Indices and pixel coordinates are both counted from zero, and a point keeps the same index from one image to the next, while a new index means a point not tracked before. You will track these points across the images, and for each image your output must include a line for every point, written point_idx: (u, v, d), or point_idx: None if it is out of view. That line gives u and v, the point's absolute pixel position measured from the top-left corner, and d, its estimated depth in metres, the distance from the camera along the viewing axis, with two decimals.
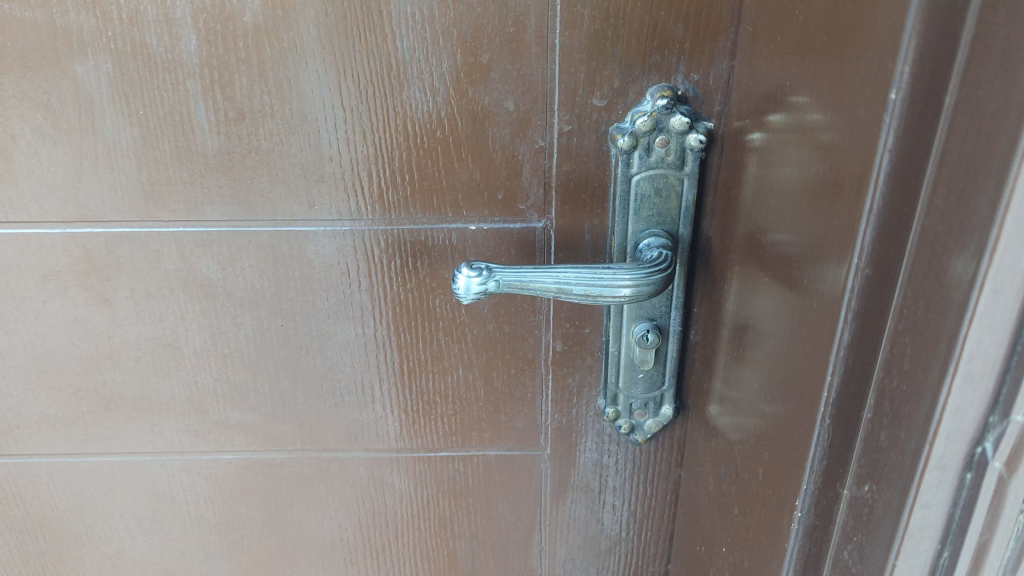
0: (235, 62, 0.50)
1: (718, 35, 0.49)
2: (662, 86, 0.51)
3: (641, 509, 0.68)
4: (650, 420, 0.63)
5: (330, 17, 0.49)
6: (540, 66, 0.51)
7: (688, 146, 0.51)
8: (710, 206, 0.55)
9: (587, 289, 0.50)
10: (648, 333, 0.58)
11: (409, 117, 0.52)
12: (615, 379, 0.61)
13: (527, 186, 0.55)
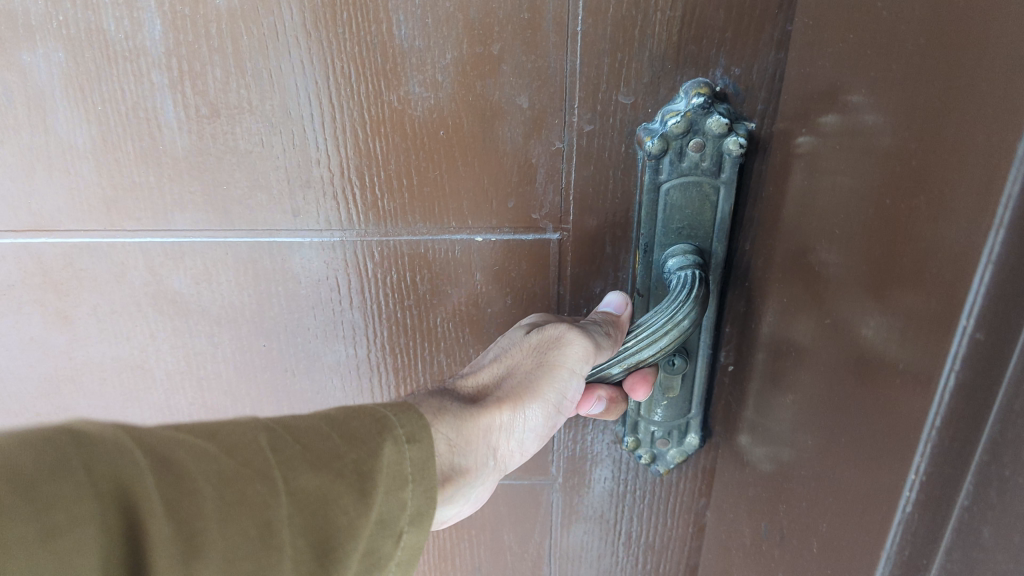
0: (207, 51, 0.43)
1: (764, 24, 0.43)
2: (700, 82, 0.44)
3: (660, 544, 0.62)
4: (673, 449, 0.57)
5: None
6: (559, 58, 0.44)
7: (726, 150, 0.45)
8: (749, 216, 0.48)
9: (622, 363, 0.46)
10: (675, 358, 0.51)
11: (408, 115, 0.46)
12: (636, 407, 0.55)
13: (542, 194, 0.48)
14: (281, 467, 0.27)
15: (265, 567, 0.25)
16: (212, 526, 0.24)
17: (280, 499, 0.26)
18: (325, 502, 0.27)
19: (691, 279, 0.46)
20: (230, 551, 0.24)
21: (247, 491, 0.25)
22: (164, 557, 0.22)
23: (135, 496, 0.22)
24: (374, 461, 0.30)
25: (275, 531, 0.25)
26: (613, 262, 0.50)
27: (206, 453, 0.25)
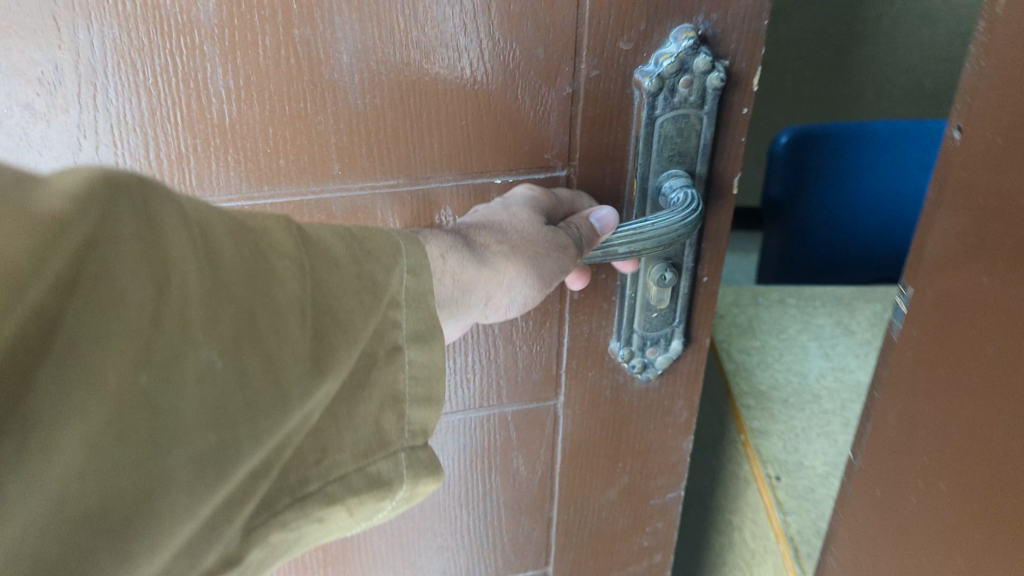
0: (258, 21, 0.47)
1: None
2: (688, 27, 0.52)
3: (644, 446, 0.72)
4: (661, 356, 0.65)
5: None
6: (571, 12, 0.50)
7: (709, 84, 0.53)
8: (726, 140, 0.57)
9: (629, 246, 0.53)
10: (666, 272, 0.60)
11: (438, 71, 0.51)
12: (630, 321, 0.63)
13: (554, 136, 0.55)
14: (308, 262, 0.39)
15: (279, 319, 0.36)
16: (235, 279, 0.34)
17: (296, 279, 0.37)
18: (325, 290, 0.39)
19: (689, 198, 0.54)
20: (244, 306, 0.35)
21: (273, 266, 0.37)
22: (194, 290, 0.32)
23: (194, 243, 0.33)
24: (370, 272, 0.41)
25: (286, 300, 0.37)
26: (613, 192, 0.58)
27: (245, 231, 0.36)
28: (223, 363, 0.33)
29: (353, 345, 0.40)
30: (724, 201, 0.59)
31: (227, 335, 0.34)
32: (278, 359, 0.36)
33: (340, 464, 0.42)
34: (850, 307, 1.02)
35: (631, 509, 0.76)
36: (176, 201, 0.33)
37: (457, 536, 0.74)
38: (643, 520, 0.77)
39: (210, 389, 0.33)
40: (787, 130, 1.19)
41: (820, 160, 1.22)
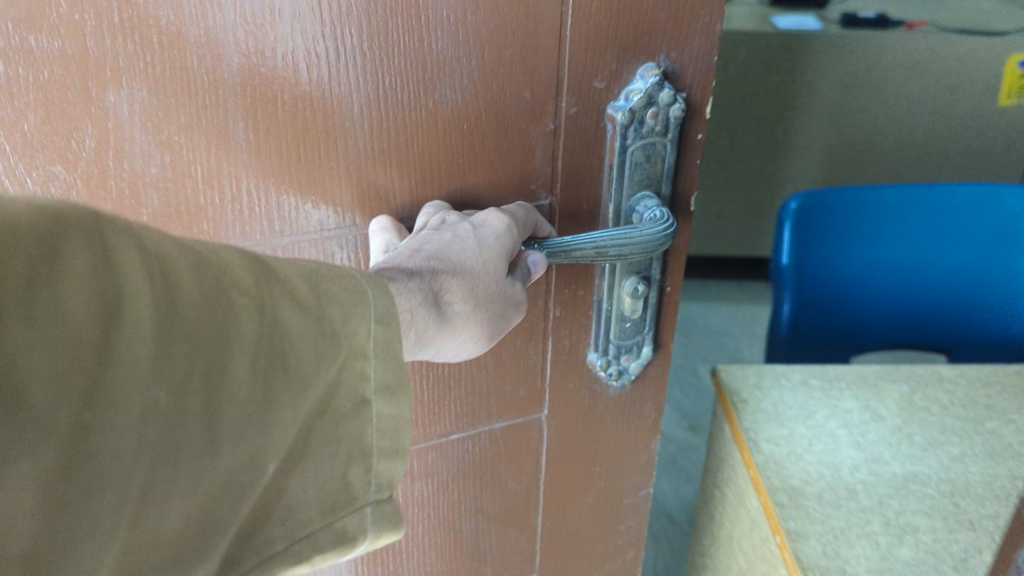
0: (278, 78, 0.52)
1: (693, 19, 0.59)
2: (652, 65, 0.59)
3: (618, 448, 0.77)
4: (634, 362, 0.71)
5: (372, 25, 0.52)
6: (554, 57, 0.56)
7: (672, 114, 0.60)
8: (686, 164, 0.64)
9: (621, 249, 0.58)
10: (639, 284, 0.66)
11: (439, 114, 0.56)
12: (607, 332, 0.69)
13: (539, 168, 0.61)
14: (268, 302, 0.39)
15: (228, 359, 0.36)
16: (188, 316, 0.35)
17: (252, 317, 0.38)
18: (281, 329, 0.39)
19: (664, 215, 0.60)
20: (198, 342, 0.35)
21: (235, 303, 0.37)
22: (144, 326, 0.33)
23: (148, 273, 0.33)
24: (331, 318, 0.42)
25: (241, 339, 0.37)
26: (590, 216, 0.64)
27: (208, 265, 0.36)
28: (169, 399, 0.34)
29: (306, 391, 0.41)
30: (684, 218, 0.66)
31: (178, 370, 0.34)
32: (224, 395, 0.36)
33: (303, 521, 0.44)
34: (877, 388, 1.00)
35: (607, 510, 0.81)
36: (135, 234, 0.33)
37: (451, 554, 0.78)
38: (617, 520, 0.82)
39: (147, 427, 0.33)
40: (796, 198, 1.27)
41: (828, 223, 1.27)
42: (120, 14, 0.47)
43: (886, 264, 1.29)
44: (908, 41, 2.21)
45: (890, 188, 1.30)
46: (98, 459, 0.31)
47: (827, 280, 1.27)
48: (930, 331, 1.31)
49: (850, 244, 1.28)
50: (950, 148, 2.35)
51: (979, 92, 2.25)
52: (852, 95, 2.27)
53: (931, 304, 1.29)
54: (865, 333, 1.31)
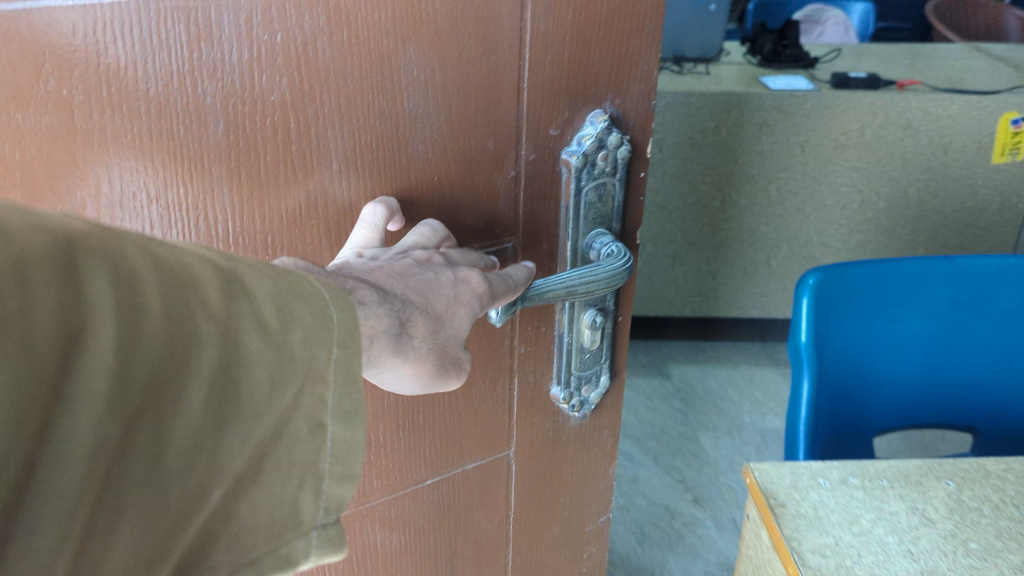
0: (262, 142, 0.53)
1: (634, 68, 0.63)
2: (600, 112, 0.63)
3: (580, 478, 0.80)
4: (594, 392, 0.74)
5: (349, 88, 0.54)
6: (513, 109, 0.60)
7: (620, 155, 0.65)
8: (631, 201, 0.68)
9: (588, 284, 0.61)
10: (597, 316, 0.69)
11: (411, 167, 0.59)
12: (569, 365, 0.72)
13: (503, 212, 0.64)
14: (234, 326, 0.34)
15: (185, 391, 0.32)
16: (147, 341, 0.30)
17: (218, 343, 0.33)
18: (246, 356, 0.34)
19: (620, 249, 0.64)
20: (154, 371, 0.31)
21: (200, 328, 0.32)
22: (101, 354, 0.28)
23: (110, 293, 0.29)
24: (297, 346, 0.36)
25: (202, 369, 0.32)
26: (547, 255, 0.68)
27: (176, 282, 0.32)
28: (116, 434, 0.30)
29: (265, 417, 0.35)
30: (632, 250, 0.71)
31: (127, 405, 0.30)
32: (174, 432, 0.32)
33: (246, 548, 0.36)
34: (922, 487, 0.86)
35: (572, 539, 0.84)
36: (104, 249, 0.29)
37: None
38: (581, 548, 0.85)
39: (92, 468, 0.29)
40: (814, 274, 1.11)
41: (843, 300, 1.12)
42: (109, 88, 0.47)
43: (904, 341, 1.14)
44: (902, 101, 2.01)
45: (909, 259, 1.14)
46: (37, 501, 0.28)
47: (845, 362, 1.12)
48: (953, 411, 1.16)
49: (868, 319, 1.13)
50: (945, 205, 2.15)
51: (971, 152, 2.06)
52: (836, 157, 2.07)
53: (950, 385, 1.15)
54: (880, 416, 1.15)
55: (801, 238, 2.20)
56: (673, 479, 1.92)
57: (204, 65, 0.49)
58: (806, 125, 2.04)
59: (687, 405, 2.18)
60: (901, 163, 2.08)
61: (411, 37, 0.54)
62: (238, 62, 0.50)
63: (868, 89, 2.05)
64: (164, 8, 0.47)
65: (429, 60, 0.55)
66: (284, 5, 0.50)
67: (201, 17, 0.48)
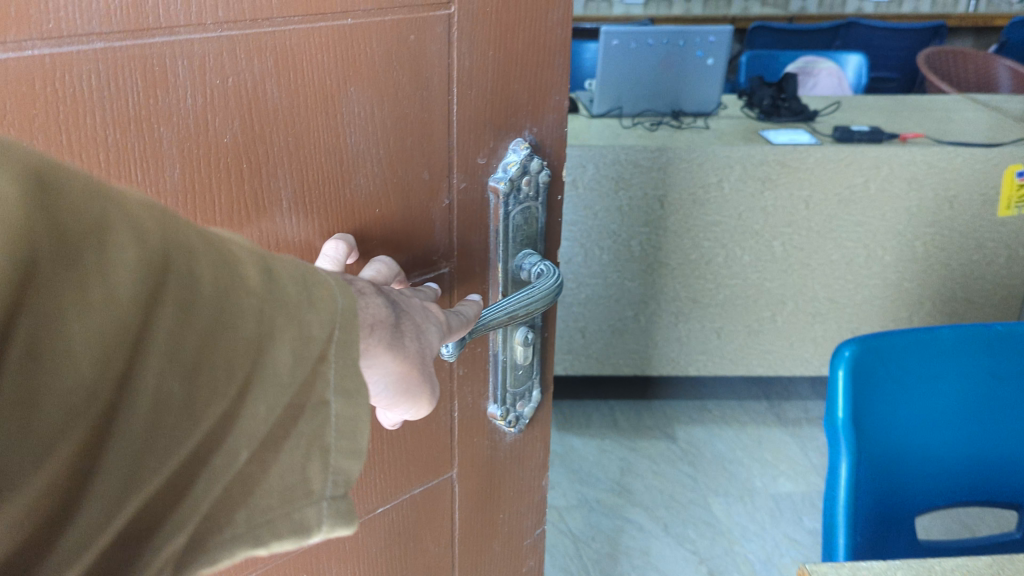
0: (216, 183, 0.55)
1: (548, 100, 0.69)
2: (521, 140, 0.68)
3: (516, 493, 0.82)
4: (527, 407, 0.77)
5: (296, 130, 0.57)
6: (444, 141, 0.64)
7: (541, 181, 0.70)
8: (549, 222, 0.73)
9: (529, 305, 0.65)
10: (528, 332, 0.73)
11: (355, 201, 0.61)
12: (505, 382, 0.74)
13: (439, 240, 0.67)
14: (266, 301, 0.40)
15: (229, 353, 0.38)
16: (202, 307, 0.37)
17: (254, 313, 0.39)
18: (276, 327, 0.40)
19: (550, 270, 0.69)
20: (205, 332, 0.37)
21: (239, 301, 0.39)
22: (166, 311, 0.35)
23: (172, 262, 0.36)
24: (315, 322, 0.42)
25: (241, 336, 0.39)
26: (478, 277, 0.71)
27: (223, 260, 0.38)
28: (178, 386, 0.36)
29: (289, 386, 0.41)
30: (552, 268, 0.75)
31: (184, 360, 0.36)
32: (219, 388, 0.38)
33: (262, 510, 0.42)
34: None
35: (512, 556, 0.85)
36: (173, 228, 0.36)
37: None
38: (519, 562, 0.87)
39: (159, 413, 0.36)
40: (848, 345, 1.15)
41: (879, 375, 1.15)
42: (68, 136, 0.48)
43: (935, 417, 1.17)
44: (904, 153, 1.82)
45: (945, 327, 1.20)
46: (115, 436, 0.35)
47: (885, 439, 1.14)
48: (989, 486, 1.19)
49: (906, 393, 1.16)
50: (951, 259, 1.93)
51: (976, 206, 1.87)
52: (840, 213, 1.87)
53: (1000, 458, 1.19)
54: (927, 489, 1.17)
55: (807, 294, 1.94)
56: (686, 551, 1.66)
57: (161, 111, 0.51)
58: (810, 180, 1.83)
59: (696, 469, 1.89)
60: (906, 217, 1.88)
61: (351, 77, 0.58)
62: (192, 106, 0.52)
63: (872, 143, 1.86)
64: (122, 57, 0.49)
65: (367, 98, 0.59)
66: (234, 48, 0.53)
67: (158, 65, 0.50)
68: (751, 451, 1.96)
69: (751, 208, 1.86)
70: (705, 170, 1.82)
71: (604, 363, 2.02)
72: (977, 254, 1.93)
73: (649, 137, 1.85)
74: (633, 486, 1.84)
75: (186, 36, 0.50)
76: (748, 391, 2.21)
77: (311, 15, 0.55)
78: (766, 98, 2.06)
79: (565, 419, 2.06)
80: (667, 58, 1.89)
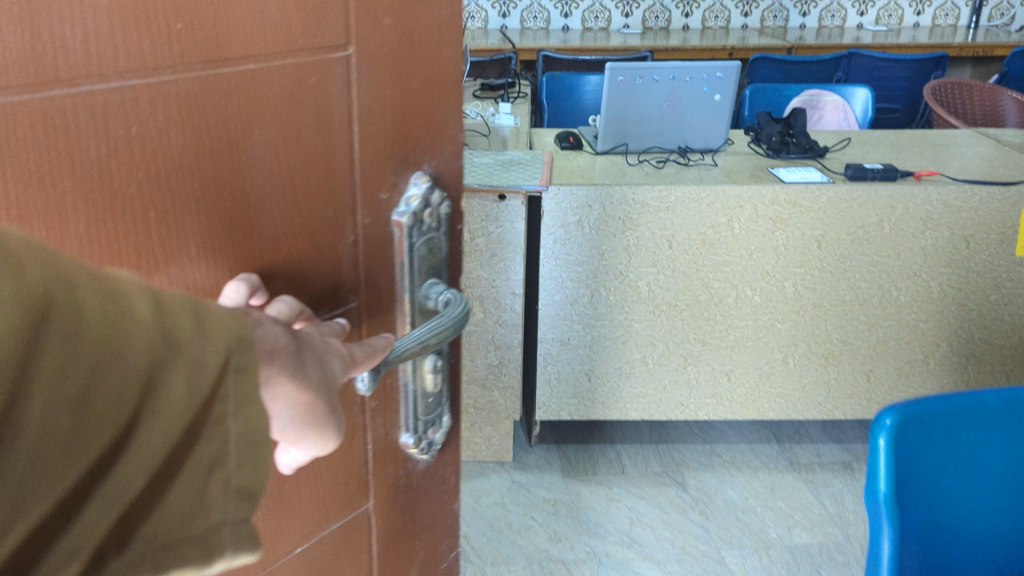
0: (122, 233, 0.51)
1: (446, 133, 0.67)
2: (420, 173, 0.66)
3: (440, 531, 0.76)
4: (438, 433, 0.70)
5: (199, 175, 0.54)
6: (348, 179, 0.62)
7: (442, 212, 0.68)
8: (450, 253, 0.72)
9: (439, 333, 0.63)
10: (437, 360, 0.67)
11: (263, 244, 0.58)
12: (418, 409, 0.67)
13: (347, 277, 0.65)
14: (154, 327, 0.37)
15: (116, 384, 0.36)
16: (88, 332, 0.34)
17: (143, 342, 0.37)
18: (164, 358, 0.38)
19: (456, 298, 0.68)
20: (94, 360, 0.34)
21: (127, 327, 0.36)
22: (50, 339, 0.33)
23: (51, 290, 0.33)
24: (202, 351, 0.39)
25: (132, 366, 0.36)
26: (386, 309, 0.69)
27: (106, 287, 0.36)
28: (64, 418, 0.33)
29: (186, 410, 0.39)
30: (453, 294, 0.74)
31: (70, 389, 0.34)
32: (106, 421, 0.35)
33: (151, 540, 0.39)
34: None
35: None
36: (50, 254, 0.34)
37: None
38: None
39: (45, 445, 0.33)
40: (889, 413, 1.07)
41: (921, 448, 1.07)
42: None
43: (980, 485, 1.10)
44: (919, 192, 1.79)
45: (989, 390, 1.12)
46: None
47: (926, 512, 1.07)
48: None
49: (950, 459, 1.09)
50: (968, 300, 1.89)
51: (993, 244, 1.84)
52: (854, 253, 1.83)
53: None
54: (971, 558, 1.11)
55: (820, 335, 1.90)
56: None
57: (63, 164, 0.48)
58: (824, 219, 1.80)
59: (708, 520, 1.82)
60: (921, 257, 1.84)
61: (252, 118, 0.55)
62: (96, 155, 0.49)
63: (885, 181, 1.82)
64: (18, 113, 0.45)
65: (270, 138, 0.57)
66: (137, 99, 0.50)
67: (57, 117, 0.46)
68: (764, 500, 1.89)
69: (762, 247, 1.82)
70: (714, 210, 1.78)
71: (611, 407, 1.97)
72: (994, 294, 1.89)
73: (657, 175, 1.82)
74: (643, 538, 1.77)
75: (85, 89, 0.47)
76: (756, 434, 2.15)
77: (211, 62, 0.52)
78: (774, 135, 2.03)
79: (570, 464, 2.01)
80: (673, 94, 1.88)
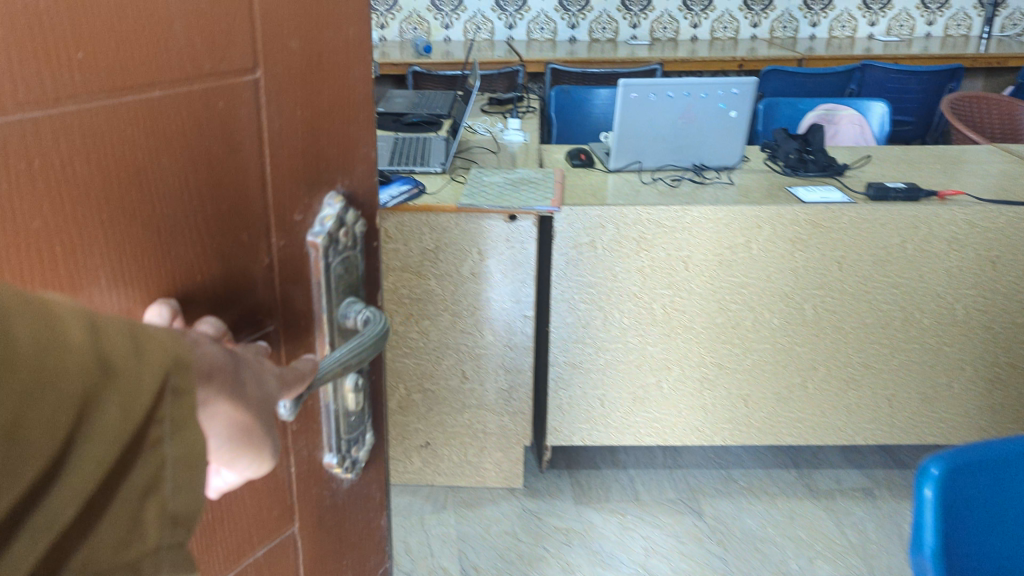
0: (23, 273, 0.47)
1: (356, 153, 0.67)
2: (333, 194, 0.65)
3: (370, 550, 0.75)
4: (361, 450, 0.69)
5: (108, 206, 0.50)
6: (260, 201, 0.60)
7: (356, 231, 0.67)
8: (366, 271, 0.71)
9: (360, 353, 0.60)
10: (357, 378, 0.65)
11: (176, 273, 0.55)
12: (341, 429, 0.65)
13: (263, 300, 0.62)
14: (89, 353, 0.35)
15: (51, 414, 0.33)
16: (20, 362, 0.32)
17: (78, 370, 0.34)
18: (100, 386, 0.35)
19: (375, 315, 0.67)
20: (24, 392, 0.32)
21: (60, 356, 0.34)
22: None
23: None
24: (141, 377, 0.37)
25: (66, 396, 0.34)
26: (304, 331, 0.66)
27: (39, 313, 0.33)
28: None
29: (123, 435, 0.37)
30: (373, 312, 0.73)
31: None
32: (37, 455, 0.33)
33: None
34: None
35: None
36: None
37: None
38: None
39: None
40: (935, 463, 0.99)
41: (970, 500, 0.99)
42: None
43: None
44: (944, 212, 1.75)
45: None
46: None
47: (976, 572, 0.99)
48: None
49: (1000, 514, 1.01)
50: (994, 321, 1.85)
51: None
52: (876, 274, 1.80)
53: None
54: None
55: (840, 359, 1.87)
56: None
57: None
58: (846, 241, 1.76)
59: (727, 550, 1.77)
60: (946, 279, 1.80)
61: (159, 144, 0.52)
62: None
63: (909, 201, 1.79)
64: None
65: (178, 163, 0.54)
66: (38, 132, 0.45)
67: None
68: (783, 529, 1.83)
69: (781, 268, 1.78)
70: (732, 231, 1.75)
71: (625, 433, 1.94)
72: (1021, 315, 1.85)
73: (672, 194, 1.79)
74: (658, 569, 1.72)
75: None
76: (772, 459, 2.09)
77: (116, 90, 0.49)
78: (791, 151, 1.99)
79: (582, 489, 1.97)
80: (687, 110, 1.85)
